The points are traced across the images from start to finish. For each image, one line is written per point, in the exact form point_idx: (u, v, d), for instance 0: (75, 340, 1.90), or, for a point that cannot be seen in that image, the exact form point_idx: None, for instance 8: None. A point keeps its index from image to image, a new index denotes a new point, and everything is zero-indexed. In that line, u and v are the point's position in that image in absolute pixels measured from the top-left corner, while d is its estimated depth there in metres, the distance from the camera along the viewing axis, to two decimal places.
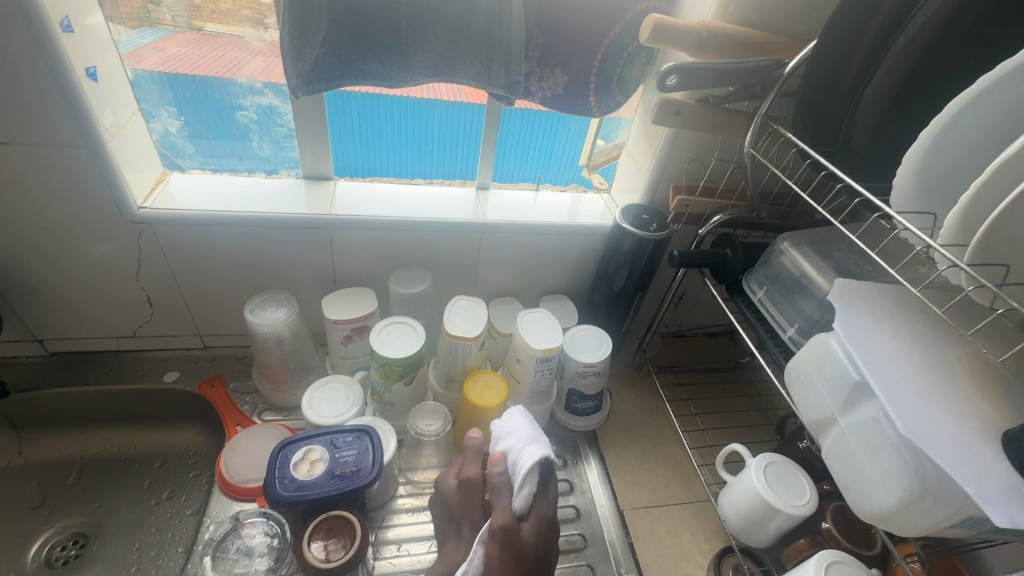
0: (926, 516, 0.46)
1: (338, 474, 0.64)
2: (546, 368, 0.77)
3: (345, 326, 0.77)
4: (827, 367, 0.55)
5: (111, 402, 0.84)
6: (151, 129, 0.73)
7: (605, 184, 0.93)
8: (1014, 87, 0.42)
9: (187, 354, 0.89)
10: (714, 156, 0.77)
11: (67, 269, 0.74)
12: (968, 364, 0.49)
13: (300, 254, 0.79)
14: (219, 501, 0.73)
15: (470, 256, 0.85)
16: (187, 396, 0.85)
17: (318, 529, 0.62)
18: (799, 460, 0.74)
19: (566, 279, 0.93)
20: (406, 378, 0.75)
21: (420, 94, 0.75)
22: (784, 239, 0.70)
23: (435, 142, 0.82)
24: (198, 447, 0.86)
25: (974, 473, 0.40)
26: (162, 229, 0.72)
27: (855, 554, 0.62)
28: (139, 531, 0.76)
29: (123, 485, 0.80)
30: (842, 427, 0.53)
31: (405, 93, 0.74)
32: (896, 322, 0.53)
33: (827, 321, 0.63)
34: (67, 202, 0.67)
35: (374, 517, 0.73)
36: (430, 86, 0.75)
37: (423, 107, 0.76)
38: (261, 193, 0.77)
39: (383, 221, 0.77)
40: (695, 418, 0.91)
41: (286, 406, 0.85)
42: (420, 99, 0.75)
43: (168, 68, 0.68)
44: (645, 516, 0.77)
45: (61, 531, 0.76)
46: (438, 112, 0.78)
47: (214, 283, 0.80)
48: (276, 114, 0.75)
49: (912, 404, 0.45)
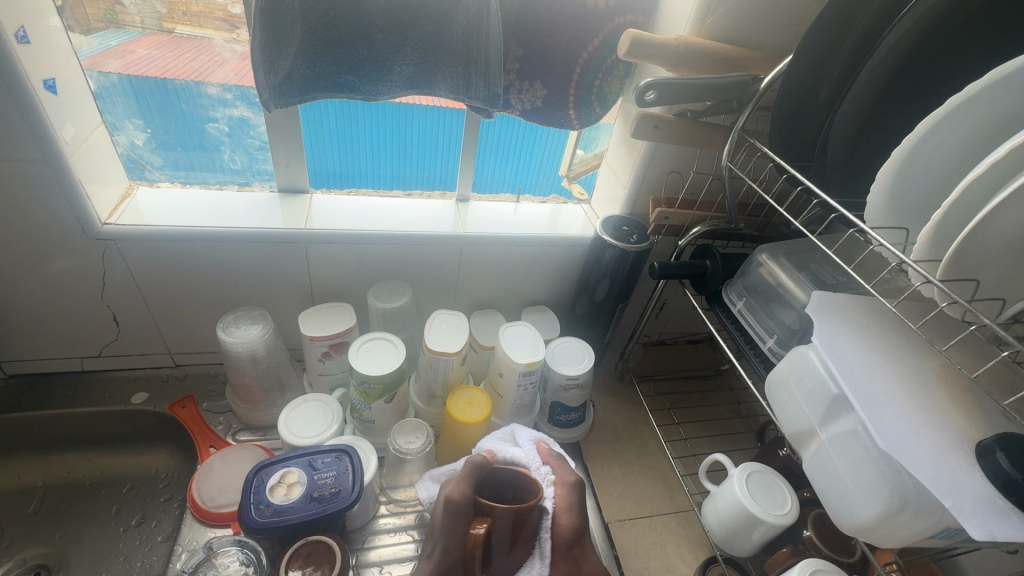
0: (906, 528, 0.47)
1: (316, 497, 0.62)
2: (529, 382, 0.76)
3: (323, 342, 0.75)
4: (806, 380, 0.55)
5: (74, 425, 0.80)
6: (117, 141, 0.70)
7: (585, 195, 0.94)
8: (976, 110, 0.44)
9: (156, 374, 0.86)
10: (693, 168, 0.78)
11: (26, 287, 0.71)
12: (942, 375, 0.51)
13: (276, 270, 0.77)
14: (192, 527, 0.70)
15: (451, 269, 0.84)
16: (157, 418, 0.82)
17: (296, 556, 0.60)
18: (779, 468, 0.75)
19: (548, 290, 0.92)
20: (386, 396, 0.74)
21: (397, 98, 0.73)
22: (762, 250, 0.70)
23: (409, 147, 0.80)
24: (170, 470, 0.83)
25: (950, 486, 0.41)
26: (128, 245, 0.69)
27: (837, 562, 0.63)
28: (105, 561, 0.73)
29: (89, 512, 0.77)
30: (823, 440, 0.54)
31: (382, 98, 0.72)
32: (873, 334, 0.54)
33: (806, 332, 0.64)
34: (25, 217, 0.64)
35: (354, 539, 0.71)
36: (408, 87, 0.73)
37: (397, 111, 0.75)
38: (234, 207, 0.75)
39: (361, 235, 0.75)
40: (678, 427, 0.91)
41: (262, 425, 0.83)
42: (396, 103, 0.74)
43: (131, 75, 0.65)
44: (630, 528, 0.77)
45: (20, 564, 0.72)
46: (415, 116, 0.76)
47: (185, 300, 0.78)
48: (248, 126, 0.73)
49: (890, 417, 0.46)
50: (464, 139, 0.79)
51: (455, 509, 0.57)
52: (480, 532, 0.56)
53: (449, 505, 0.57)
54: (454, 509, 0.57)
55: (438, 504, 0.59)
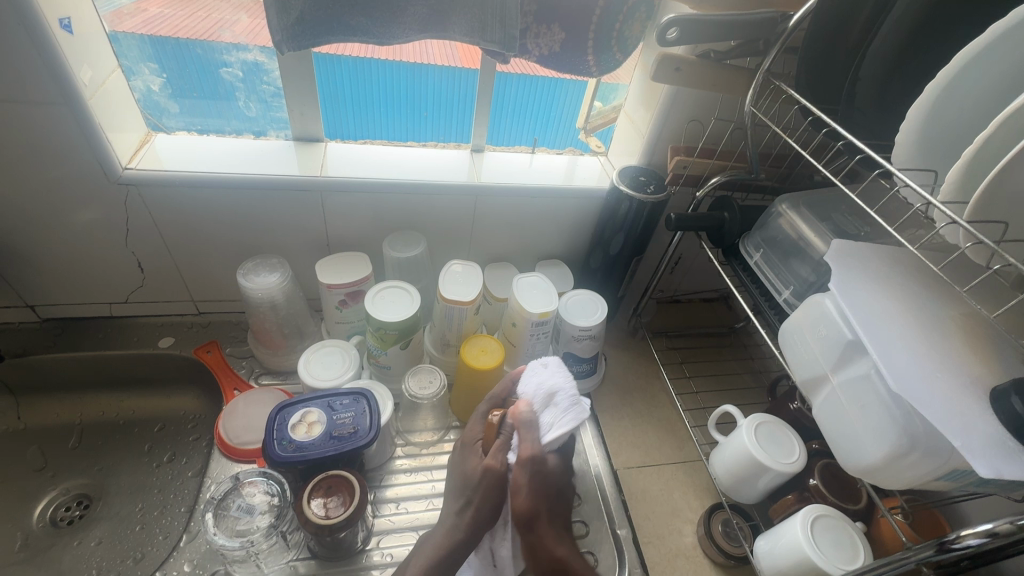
0: (913, 470, 0.47)
1: (335, 436, 0.65)
2: (542, 332, 0.77)
3: (340, 290, 0.76)
4: (820, 327, 0.55)
5: (106, 367, 0.84)
6: (133, 87, 0.71)
7: (602, 148, 0.92)
8: (1017, 43, 0.42)
9: (182, 320, 0.89)
10: (714, 116, 0.75)
11: (54, 234, 0.73)
12: (962, 323, 0.50)
13: (293, 218, 0.78)
14: (220, 463, 0.74)
15: (466, 220, 0.84)
16: (183, 361, 0.85)
17: (318, 488, 0.62)
18: (789, 420, 0.76)
19: (562, 244, 0.92)
20: (402, 342, 0.75)
21: (412, 58, 0.73)
22: (782, 201, 0.69)
23: (423, 111, 0.82)
24: (197, 412, 0.87)
25: (962, 427, 0.41)
26: (149, 191, 0.70)
27: (841, 509, 0.64)
28: (141, 492, 0.78)
29: (124, 449, 0.82)
30: (834, 385, 0.54)
31: (396, 55, 0.72)
32: (890, 282, 0.53)
33: (824, 283, 0.63)
34: (50, 163, 0.65)
35: (373, 477, 0.75)
36: (424, 45, 0.74)
37: (412, 72, 0.75)
38: (250, 154, 0.75)
39: (376, 183, 0.75)
40: (689, 381, 0.92)
41: (283, 370, 0.86)
42: (411, 64, 0.74)
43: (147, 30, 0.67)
44: (638, 475, 0.79)
45: (64, 492, 0.77)
46: (431, 79, 0.77)
47: (206, 248, 0.79)
48: (263, 71, 0.72)
49: (905, 362, 0.45)
50: (478, 96, 0.79)
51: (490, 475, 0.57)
52: (496, 416, 0.62)
53: (485, 472, 0.58)
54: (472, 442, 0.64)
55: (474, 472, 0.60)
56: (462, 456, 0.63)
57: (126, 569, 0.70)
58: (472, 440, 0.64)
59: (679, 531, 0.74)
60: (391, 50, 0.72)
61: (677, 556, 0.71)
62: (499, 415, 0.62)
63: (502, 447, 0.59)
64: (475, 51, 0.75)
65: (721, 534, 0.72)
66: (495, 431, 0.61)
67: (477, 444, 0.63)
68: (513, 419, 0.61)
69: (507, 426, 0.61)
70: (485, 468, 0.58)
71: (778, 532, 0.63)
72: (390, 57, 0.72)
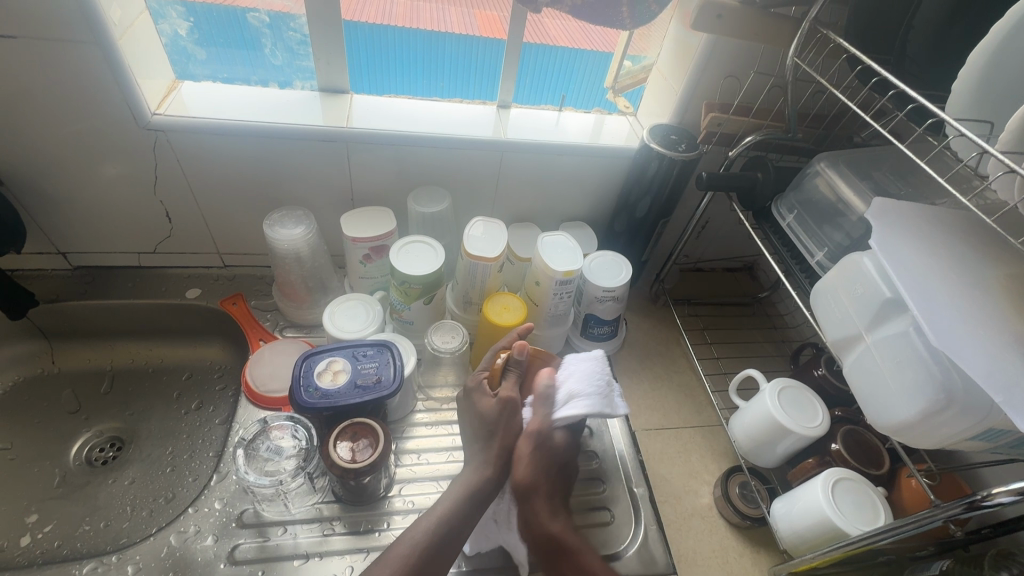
0: (948, 427, 0.46)
1: (360, 384, 0.66)
2: (565, 292, 0.77)
3: (365, 244, 0.76)
4: (857, 286, 0.54)
5: (135, 316, 0.85)
6: (161, 30, 0.70)
7: (631, 108, 0.89)
8: None
9: (208, 272, 0.90)
10: (752, 71, 0.73)
11: (83, 182, 0.73)
12: (1007, 282, 0.48)
13: (318, 170, 0.77)
14: (246, 409, 0.76)
15: (490, 178, 0.83)
16: (209, 312, 0.87)
17: (344, 433, 0.64)
18: (812, 386, 0.75)
19: (587, 206, 0.91)
20: (426, 297, 0.76)
21: (430, 28, 0.74)
22: (820, 158, 0.66)
23: (439, 81, 0.81)
24: (223, 362, 0.88)
25: (1004, 383, 0.40)
26: (177, 139, 0.70)
27: (863, 473, 0.64)
28: (170, 437, 0.80)
29: (154, 395, 0.84)
30: (868, 343, 0.53)
31: (411, 23, 0.73)
32: (934, 239, 0.51)
33: (860, 244, 0.61)
34: (80, 106, 0.65)
35: (394, 428, 0.76)
36: (440, 11, 0.74)
37: (429, 42, 0.75)
38: (277, 104, 0.74)
39: (401, 136, 0.74)
40: (710, 347, 0.92)
41: (306, 324, 0.87)
42: (428, 34, 0.74)
43: None
44: (655, 437, 0.80)
45: (97, 434, 0.80)
46: (448, 48, 0.77)
47: (232, 199, 0.79)
48: (290, 16, 0.71)
49: (947, 319, 0.44)
50: (504, 65, 0.79)
51: (509, 404, 0.62)
52: (501, 358, 0.66)
53: (504, 404, 0.62)
54: (473, 389, 0.65)
55: (490, 407, 0.63)
56: (468, 399, 0.65)
57: (158, 506, 0.73)
58: (475, 381, 0.66)
59: (695, 491, 0.74)
60: (407, 16, 0.73)
61: (692, 515, 0.72)
62: (504, 356, 0.66)
63: (515, 383, 0.64)
64: (496, 22, 0.76)
65: (738, 496, 0.72)
66: (501, 371, 0.65)
67: (482, 383, 0.65)
68: (521, 355, 0.64)
69: (515, 364, 0.65)
70: (503, 401, 0.62)
71: (796, 494, 0.63)
72: (404, 23, 0.73)
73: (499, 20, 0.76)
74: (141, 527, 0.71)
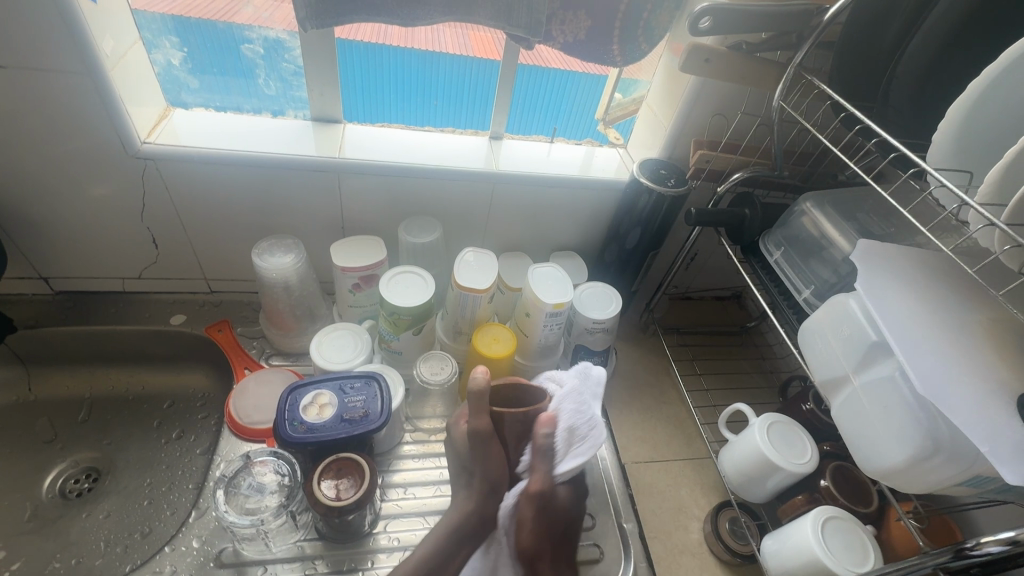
0: (936, 473, 0.46)
1: (346, 419, 0.65)
2: (555, 324, 0.77)
3: (354, 273, 0.76)
4: (844, 328, 0.55)
5: (117, 342, 0.84)
6: (153, 60, 0.70)
7: (621, 140, 0.90)
8: None
9: (193, 298, 0.88)
10: (739, 110, 0.75)
11: (69, 208, 0.72)
12: (989, 328, 0.49)
13: (309, 199, 0.77)
14: (229, 441, 0.74)
15: (481, 208, 0.83)
16: (194, 339, 0.85)
17: (328, 470, 0.62)
18: (801, 421, 0.76)
19: (578, 236, 0.91)
20: (414, 328, 0.75)
21: (424, 47, 0.73)
22: (806, 199, 0.68)
23: (432, 100, 0.81)
24: (205, 390, 0.86)
25: (990, 432, 0.40)
26: (167, 167, 0.70)
27: (852, 511, 0.64)
28: (149, 468, 0.78)
29: (133, 424, 0.82)
30: (855, 386, 0.53)
31: (407, 42, 0.72)
32: (918, 283, 0.52)
33: (846, 282, 0.62)
34: (70, 135, 0.65)
35: (381, 461, 0.75)
36: (435, 31, 0.72)
37: (423, 61, 0.75)
38: (270, 133, 0.74)
39: (393, 167, 0.75)
40: (699, 378, 0.92)
41: (293, 352, 0.85)
42: (423, 52, 0.73)
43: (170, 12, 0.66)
44: (645, 470, 0.79)
45: (73, 465, 0.78)
46: (444, 67, 0.76)
47: (221, 226, 0.79)
48: (284, 48, 0.72)
49: (932, 365, 0.45)
50: (498, 88, 0.79)
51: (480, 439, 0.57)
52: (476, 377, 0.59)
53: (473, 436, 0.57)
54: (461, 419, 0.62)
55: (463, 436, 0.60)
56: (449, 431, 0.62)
57: (133, 542, 0.71)
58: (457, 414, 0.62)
59: (686, 527, 0.74)
60: (403, 37, 0.71)
61: (683, 552, 0.71)
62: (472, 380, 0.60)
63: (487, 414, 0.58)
64: (489, 43, 0.75)
65: (728, 531, 0.71)
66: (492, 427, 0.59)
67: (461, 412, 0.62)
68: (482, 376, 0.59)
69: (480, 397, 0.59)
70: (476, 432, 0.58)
71: (786, 533, 0.63)
72: (400, 43, 0.72)
73: (492, 41, 0.75)
74: (115, 564, 0.69)
